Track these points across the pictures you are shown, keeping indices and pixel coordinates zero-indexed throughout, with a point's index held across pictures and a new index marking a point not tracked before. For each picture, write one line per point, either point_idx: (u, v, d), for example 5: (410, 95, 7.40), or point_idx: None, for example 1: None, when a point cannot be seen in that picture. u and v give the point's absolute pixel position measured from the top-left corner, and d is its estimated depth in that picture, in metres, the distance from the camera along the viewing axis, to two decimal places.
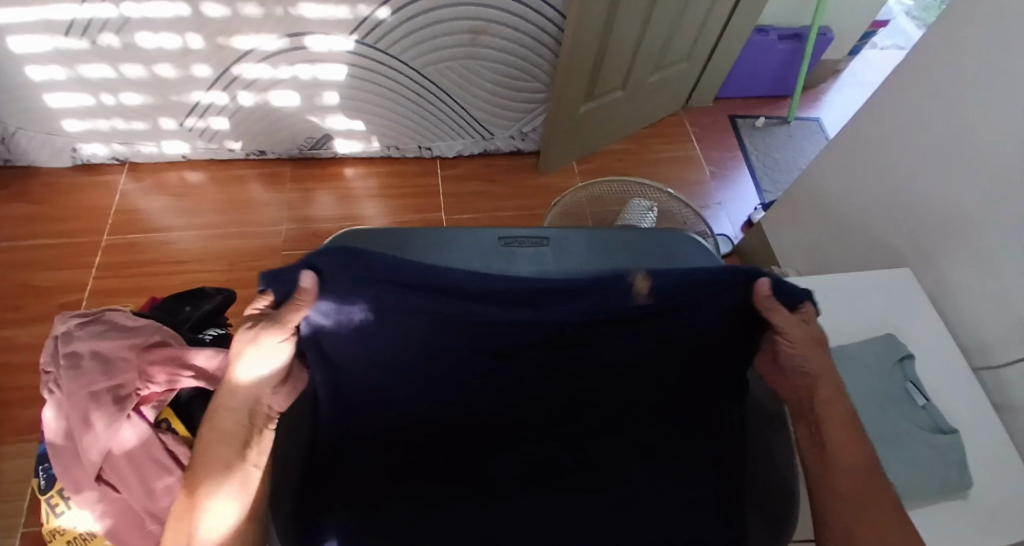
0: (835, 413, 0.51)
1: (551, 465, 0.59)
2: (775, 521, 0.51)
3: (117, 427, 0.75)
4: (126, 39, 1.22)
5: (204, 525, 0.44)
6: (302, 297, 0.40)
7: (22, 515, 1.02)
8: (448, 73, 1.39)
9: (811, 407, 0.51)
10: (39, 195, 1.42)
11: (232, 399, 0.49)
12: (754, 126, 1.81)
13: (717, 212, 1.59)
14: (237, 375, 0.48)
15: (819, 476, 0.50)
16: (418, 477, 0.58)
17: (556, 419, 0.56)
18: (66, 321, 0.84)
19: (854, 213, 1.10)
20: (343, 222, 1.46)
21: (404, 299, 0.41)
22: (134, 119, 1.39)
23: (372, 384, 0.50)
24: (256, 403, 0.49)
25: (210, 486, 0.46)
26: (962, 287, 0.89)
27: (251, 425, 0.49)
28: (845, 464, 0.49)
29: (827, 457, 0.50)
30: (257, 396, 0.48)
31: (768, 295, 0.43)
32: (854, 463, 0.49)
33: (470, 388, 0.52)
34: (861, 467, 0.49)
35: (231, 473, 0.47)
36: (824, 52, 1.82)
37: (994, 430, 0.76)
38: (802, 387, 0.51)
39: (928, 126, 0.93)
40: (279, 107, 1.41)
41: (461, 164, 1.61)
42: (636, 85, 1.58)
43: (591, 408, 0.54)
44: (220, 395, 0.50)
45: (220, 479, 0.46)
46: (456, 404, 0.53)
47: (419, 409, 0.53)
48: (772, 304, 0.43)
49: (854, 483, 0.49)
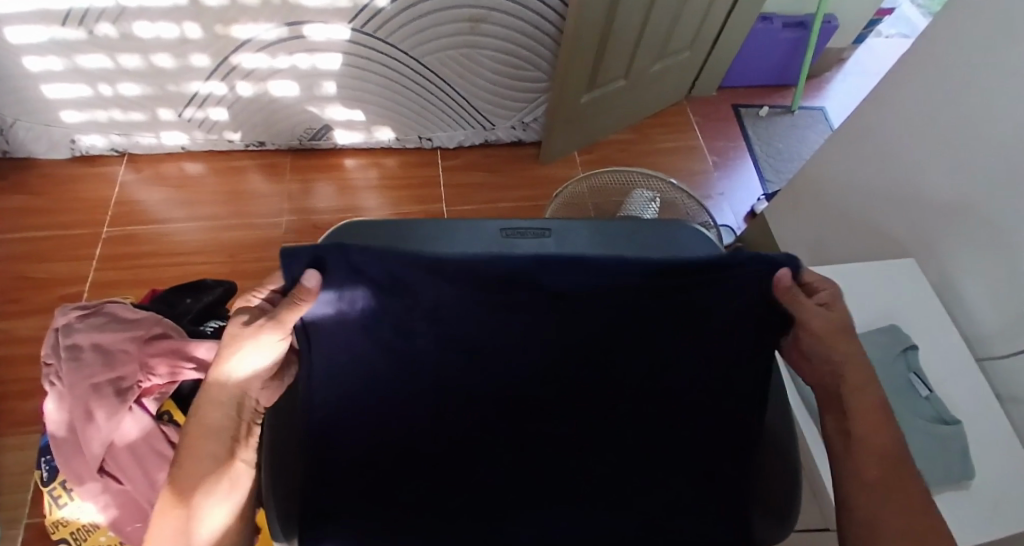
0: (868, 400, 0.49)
1: (560, 478, 0.55)
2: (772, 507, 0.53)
3: (118, 419, 0.75)
4: (123, 29, 1.21)
5: (205, 525, 0.45)
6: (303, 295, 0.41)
7: (25, 506, 1.02)
8: (449, 62, 1.38)
9: (839, 391, 0.50)
10: (37, 187, 1.41)
11: (220, 392, 0.47)
12: (757, 115, 1.80)
13: (720, 203, 1.58)
14: (217, 374, 0.47)
15: (847, 468, 0.48)
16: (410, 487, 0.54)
17: (556, 423, 0.51)
18: (66, 313, 0.84)
19: (858, 204, 1.09)
20: (344, 214, 1.45)
21: (402, 285, 0.42)
22: (132, 110, 1.38)
23: (367, 380, 0.47)
24: (242, 397, 0.48)
25: (202, 483, 0.45)
26: (966, 278, 0.89)
27: (240, 419, 0.48)
28: (873, 451, 0.47)
29: (850, 443, 0.48)
30: (244, 390, 0.48)
31: (788, 286, 0.44)
32: (885, 452, 0.47)
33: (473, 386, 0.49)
34: (893, 458, 0.47)
35: (221, 474, 0.46)
36: (829, 40, 1.80)
37: (998, 420, 0.76)
38: (827, 370, 0.50)
39: (933, 116, 0.92)
40: (277, 98, 1.40)
41: (462, 155, 1.60)
42: (639, 74, 1.57)
43: (600, 408, 0.50)
44: (202, 390, 0.47)
45: (209, 476, 0.45)
46: (454, 409, 0.50)
47: (421, 414, 0.50)
48: (794, 292, 0.44)
49: (882, 473, 0.46)
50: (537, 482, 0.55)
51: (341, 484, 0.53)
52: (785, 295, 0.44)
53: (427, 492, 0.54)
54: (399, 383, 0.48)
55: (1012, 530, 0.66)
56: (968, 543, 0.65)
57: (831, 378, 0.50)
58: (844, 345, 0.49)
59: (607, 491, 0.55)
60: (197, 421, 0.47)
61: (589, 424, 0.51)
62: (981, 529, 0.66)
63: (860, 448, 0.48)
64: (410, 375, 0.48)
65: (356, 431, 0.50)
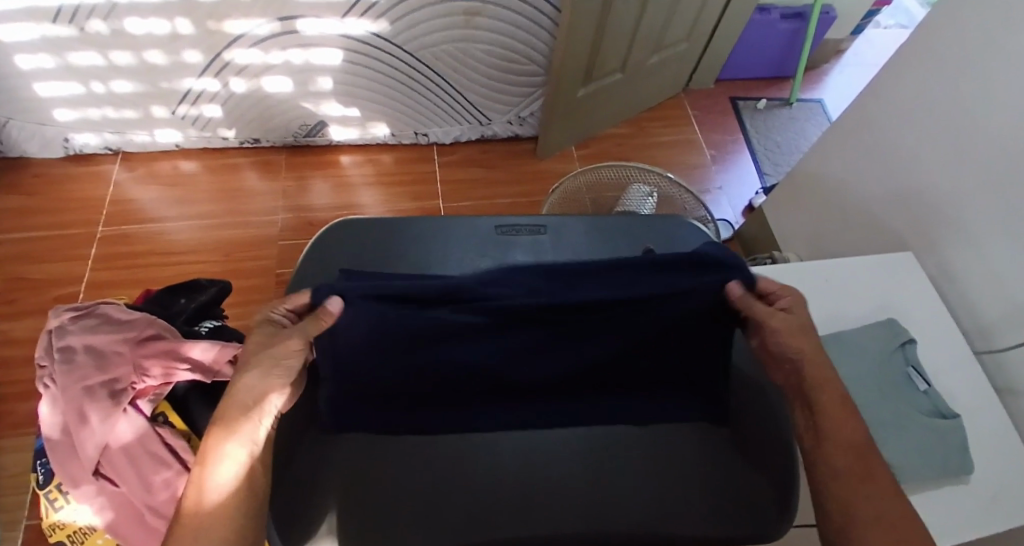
0: (831, 396, 0.52)
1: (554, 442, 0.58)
2: (774, 473, 0.56)
3: (113, 421, 0.75)
4: (114, 26, 1.19)
5: (218, 478, 0.45)
6: (324, 316, 0.49)
7: (24, 507, 1.02)
8: (443, 56, 1.37)
9: (804, 389, 0.53)
10: (31, 187, 1.40)
11: (245, 396, 0.49)
12: (755, 108, 1.79)
13: (718, 197, 1.58)
14: (243, 377, 0.49)
15: (819, 461, 0.50)
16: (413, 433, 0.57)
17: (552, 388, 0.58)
18: (59, 314, 0.83)
19: (855, 197, 1.08)
20: (341, 211, 1.45)
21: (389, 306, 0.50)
22: (124, 108, 1.37)
23: (373, 361, 0.53)
24: (264, 399, 0.49)
25: (216, 469, 0.46)
26: (966, 271, 0.88)
27: (255, 419, 0.49)
28: (844, 443, 0.50)
29: (820, 437, 0.50)
30: (268, 392, 0.50)
31: (741, 294, 0.53)
32: (853, 441, 0.50)
33: (472, 354, 0.54)
34: (860, 447, 0.49)
35: (239, 458, 0.47)
36: (827, 32, 1.78)
37: (996, 414, 0.75)
38: (793, 369, 0.54)
39: (932, 109, 0.91)
40: (271, 93, 1.39)
41: (459, 150, 1.59)
42: (636, 67, 1.56)
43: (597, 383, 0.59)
44: (229, 390, 0.50)
45: (222, 457, 0.46)
46: (458, 375, 0.56)
47: (427, 378, 0.55)
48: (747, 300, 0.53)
49: (852, 461, 0.49)
50: (535, 454, 0.57)
51: (346, 448, 0.55)
52: (741, 301, 0.53)
53: (428, 443, 0.56)
54: (396, 365, 0.54)
55: (1007, 523, 0.66)
56: (964, 535, 0.65)
57: (797, 380, 0.54)
58: (802, 342, 0.54)
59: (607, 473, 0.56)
60: (221, 418, 0.48)
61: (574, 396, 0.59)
62: (979, 522, 0.66)
63: (830, 441, 0.50)
64: (410, 357, 0.54)
65: (374, 389, 0.55)
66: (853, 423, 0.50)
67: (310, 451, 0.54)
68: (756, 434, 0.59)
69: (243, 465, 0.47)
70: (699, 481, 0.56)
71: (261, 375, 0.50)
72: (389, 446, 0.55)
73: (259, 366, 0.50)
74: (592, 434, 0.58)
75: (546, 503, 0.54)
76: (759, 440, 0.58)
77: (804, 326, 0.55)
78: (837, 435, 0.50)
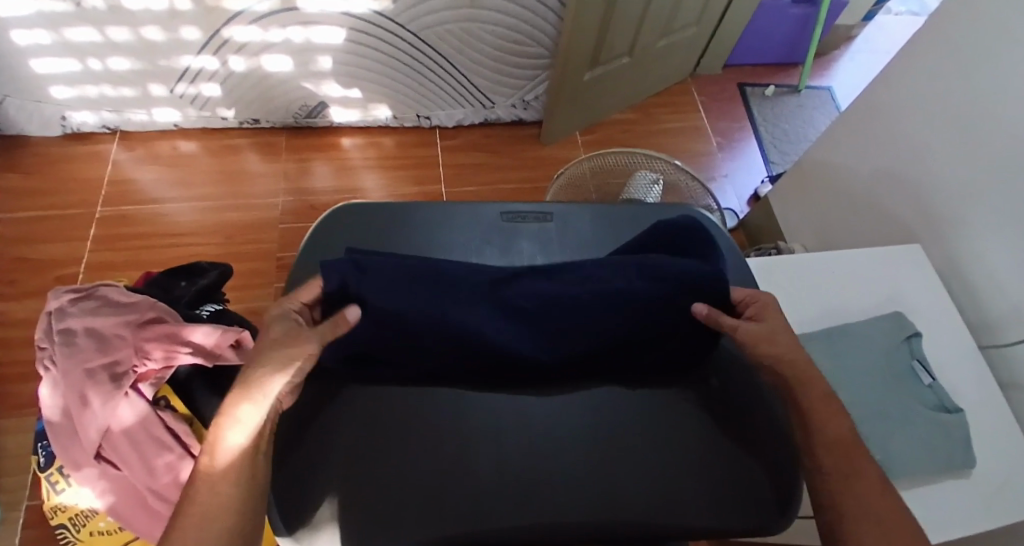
0: (817, 394, 0.53)
1: (556, 435, 0.57)
2: (775, 471, 0.56)
3: (114, 405, 0.74)
4: (111, 1, 1.17)
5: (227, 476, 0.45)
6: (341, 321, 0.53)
7: (26, 488, 1.03)
8: (447, 38, 1.34)
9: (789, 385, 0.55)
10: (28, 166, 1.38)
11: (254, 389, 0.50)
12: (763, 95, 1.76)
13: (724, 185, 1.57)
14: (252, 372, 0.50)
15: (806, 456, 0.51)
16: (415, 419, 0.56)
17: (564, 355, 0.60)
18: (59, 296, 0.82)
19: (863, 188, 1.07)
20: (342, 194, 1.43)
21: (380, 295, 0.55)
22: (122, 86, 1.35)
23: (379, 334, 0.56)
24: (270, 393, 0.50)
25: (223, 456, 0.46)
26: (974, 265, 0.87)
27: (264, 413, 0.49)
28: (831, 441, 0.50)
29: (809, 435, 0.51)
30: (275, 387, 0.50)
31: (707, 312, 0.57)
32: (839, 439, 0.50)
33: (479, 317, 0.57)
34: (844, 442, 0.50)
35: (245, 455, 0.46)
36: (838, 17, 1.75)
37: (1001, 409, 0.75)
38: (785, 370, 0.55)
39: (944, 98, 0.90)
40: (271, 73, 1.36)
41: (462, 134, 1.57)
42: (644, 50, 1.53)
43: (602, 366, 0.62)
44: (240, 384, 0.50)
45: (231, 454, 0.46)
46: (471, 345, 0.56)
47: (436, 344, 0.57)
48: (712, 316, 0.57)
49: (837, 459, 0.49)
50: (541, 444, 0.56)
51: (347, 433, 0.55)
52: (709, 319, 0.57)
53: (430, 432, 0.55)
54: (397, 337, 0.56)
55: (1007, 519, 0.66)
56: (964, 529, 0.66)
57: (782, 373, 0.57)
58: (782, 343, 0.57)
59: (608, 466, 0.55)
60: (228, 413, 0.48)
61: (574, 366, 0.61)
62: (981, 516, 0.66)
63: (820, 440, 0.50)
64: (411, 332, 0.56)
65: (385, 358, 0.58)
66: (841, 422, 0.52)
67: (310, 442, 0.55)
68: (757, 432, 0.59)
69: (248, 462, 0.46)
70: (700, 474, 0.55)
71: (274, 369, 0.51)
72: (394, 433, 0.55)
73: (273, 361, 0.51)
74: (593, 422, 0.58)
75: (550, 498, 0.53)
76: (760, 437, 0.58)
77: (777, 332, 0.57)
78: (827, 433, 0.51)
